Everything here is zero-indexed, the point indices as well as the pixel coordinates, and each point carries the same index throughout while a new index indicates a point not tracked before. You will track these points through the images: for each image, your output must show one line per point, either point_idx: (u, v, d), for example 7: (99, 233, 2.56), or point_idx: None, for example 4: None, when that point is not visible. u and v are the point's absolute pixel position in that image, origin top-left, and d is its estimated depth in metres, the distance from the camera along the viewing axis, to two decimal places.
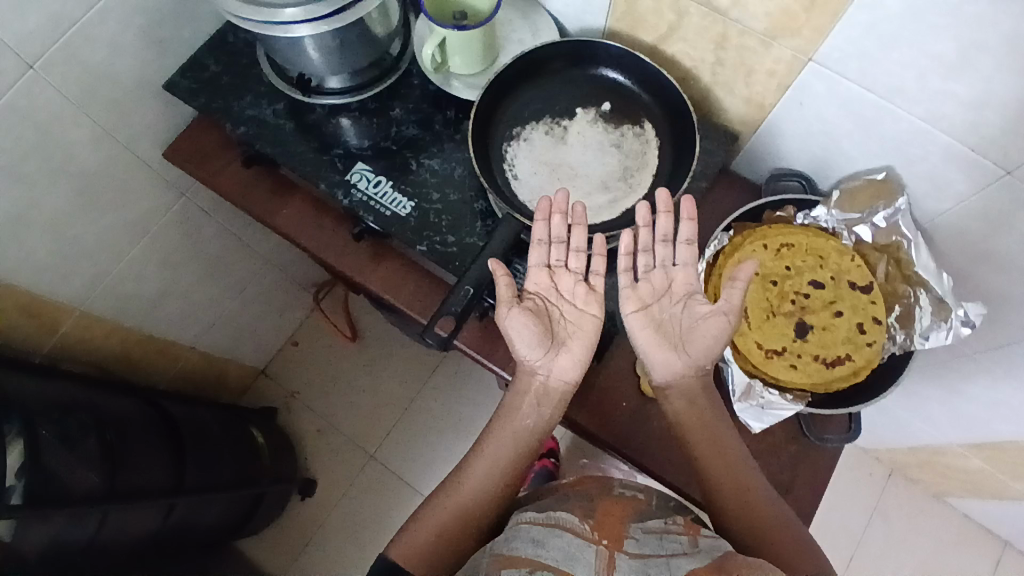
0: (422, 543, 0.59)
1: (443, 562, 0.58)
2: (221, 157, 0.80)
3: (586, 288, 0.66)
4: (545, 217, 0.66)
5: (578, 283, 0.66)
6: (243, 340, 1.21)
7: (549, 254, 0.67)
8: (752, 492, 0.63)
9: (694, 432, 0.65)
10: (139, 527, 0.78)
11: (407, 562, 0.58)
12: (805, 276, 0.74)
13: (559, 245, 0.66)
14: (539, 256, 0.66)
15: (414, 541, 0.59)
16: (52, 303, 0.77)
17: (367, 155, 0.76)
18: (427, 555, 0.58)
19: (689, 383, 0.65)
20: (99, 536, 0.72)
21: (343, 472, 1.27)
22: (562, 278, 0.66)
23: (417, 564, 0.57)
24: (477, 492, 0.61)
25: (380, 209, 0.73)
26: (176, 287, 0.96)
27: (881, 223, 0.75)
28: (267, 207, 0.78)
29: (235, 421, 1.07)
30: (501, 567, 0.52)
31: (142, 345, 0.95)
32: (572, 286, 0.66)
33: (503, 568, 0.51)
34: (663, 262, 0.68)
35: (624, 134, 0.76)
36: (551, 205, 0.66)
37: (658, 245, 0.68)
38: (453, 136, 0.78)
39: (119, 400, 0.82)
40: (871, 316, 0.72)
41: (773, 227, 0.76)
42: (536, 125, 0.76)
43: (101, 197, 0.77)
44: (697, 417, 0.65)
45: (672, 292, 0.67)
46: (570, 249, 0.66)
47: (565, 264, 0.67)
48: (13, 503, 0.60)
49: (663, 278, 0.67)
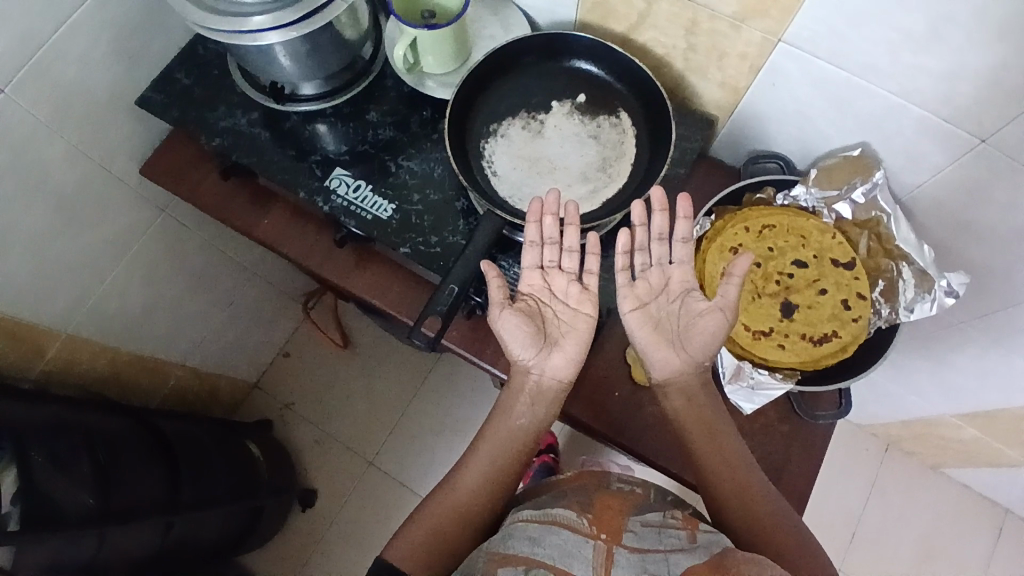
0: (418, 542, 0.59)
1: (438, 561, 0.58)
2: (199, 170, 0.80)
3: (580, 288, 0.66)
4: (538, 219, 0.66)
5: (572, 283, 0.66)
6: (235, 352, 1.21)
7: (542, 256, 0.67)
8: (747, 478, 0.63)
9: (687, 420, 0.65)
10: (137, 544, 0.79)
11: (404, 563, 0.58)
12: (789, 256, 0.74)
13: (552, 246, 0.67)
14: (531, 257, 0.67)
15: (409, 542, 0.59)
16: (39, 326, 0.78)
17: (345, 159, 0.76)
18: (423, 554, 0.58)
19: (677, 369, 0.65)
20: (99, 556, 0.74)
21: (344, 478, 1.28)
22: (555, 278, 0.67)
23: (413, 564, 0.58)
24: (470, 490, 0.62)
25: (361, 213, 0.73)
26: (163, 303, 0.97)
27: (860, 199, 0.75)
28: (248, 218, 0.79)
29: (227, 434, 1.09)
30: (496, 567, 0.53)
31: (131, 364, 0.96)
32: (565, 285, 0.67)
33: (500, 568, 0.53)
34: (658, 260, 0.68)
35: (601, 125, 0.76)
36: (543, 206, 0.66)
37: (654, 243, 0.68)
38: (430, 136, 0.78)
39: (112, 419, 0.83)
40: (855, 292, 0.72)
41: (754, 209, 0.76)
42: (512, 120, 0.76)
43: (79, 217, 0.78)
44: (687, 404, 0.65)
45: (668, 291, 0.67)
46: (562, 250, 0.67)
47: (559, 265, 0.67)
48: (12, 528, 0.61)
49: (660, 276, 0.68)
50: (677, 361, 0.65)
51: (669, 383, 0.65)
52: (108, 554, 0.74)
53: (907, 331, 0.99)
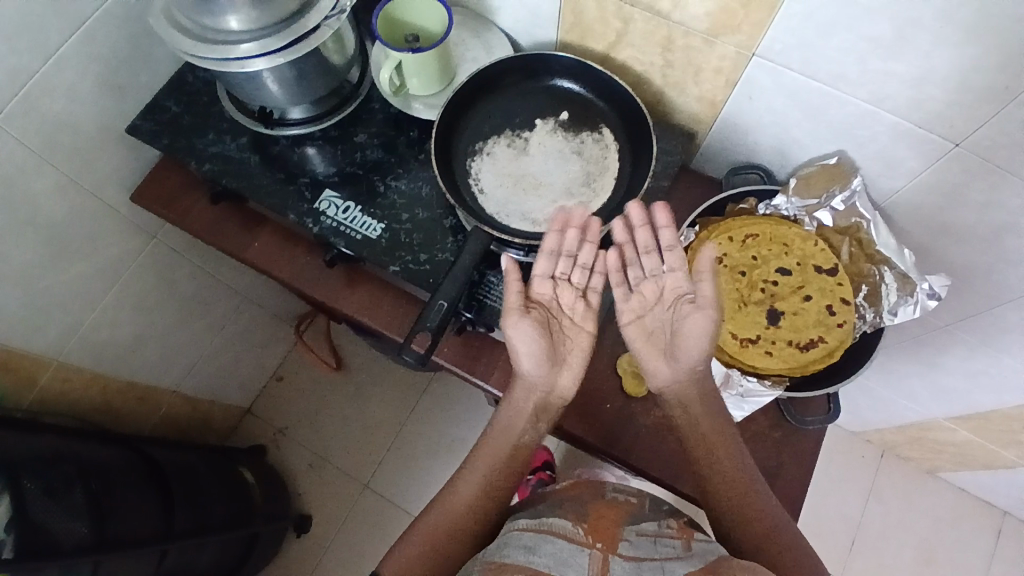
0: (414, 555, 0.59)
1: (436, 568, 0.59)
2: (188, 197, 0.81)
3: (585, 304, 0.68)
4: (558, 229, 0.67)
5: (578, 298, 0.68)
6: (228, 378, 1.21)
7: (555, 266, 0.67)
8: (749, 488, 0.64)
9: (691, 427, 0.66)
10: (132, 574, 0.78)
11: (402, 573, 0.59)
12: (772, 264, 0.76)
13: (567, 258, 0.67)
14: (545, 265, 0.67)
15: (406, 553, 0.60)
16: (30, 355, 0.78)
17: (334, 181, 0.78)
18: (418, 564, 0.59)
19: (668, 376, 0.66)
20: None
21: (340, 503, 1.27)
22: (562, 292, 0.68)
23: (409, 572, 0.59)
24: (467, 500, 0.62)
25: (350, 233, 0.75)
26: (155, 330, 0.97)
27: (839, 206, 0.77)
28: (238, 241, 0.79)
29: (221, 461, 1.08)
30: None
31: (123, 392, 0.96)
32: (572, 299, 0.68)
33: None
34: (651, 273, 0.68)
35: (584, 141, 0.77)
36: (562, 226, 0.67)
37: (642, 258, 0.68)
38: (417, 156, 0.79)
39: (103, 449, 0.82)
40: (839, 297, 0.74)
41: (737, 220, 0.78)
42: (497, 139, 0.78)
43: (70, 246, 0.78)
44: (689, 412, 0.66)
45: (660, 302, 0.68)
46: (576, 263, 0.67)
47: (568, 278, 0.68)
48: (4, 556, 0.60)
49: (653, 288, 0.68)
50: (671, 368, 0.66)
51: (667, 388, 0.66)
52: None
53: (895, 335, 1.00)
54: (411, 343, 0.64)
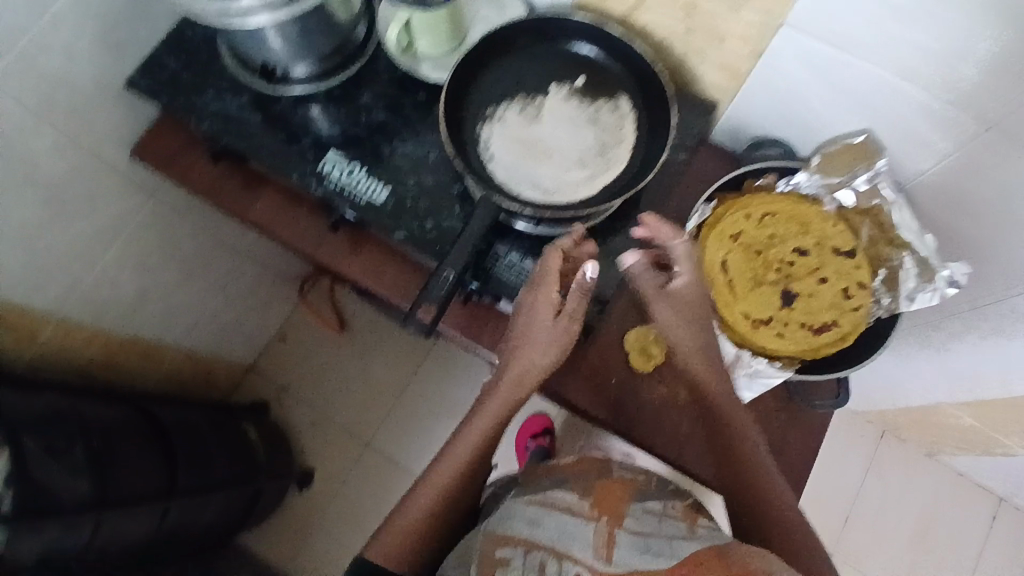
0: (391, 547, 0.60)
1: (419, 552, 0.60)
2: (188, 155, 0.79)
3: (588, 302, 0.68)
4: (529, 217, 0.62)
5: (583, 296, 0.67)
6: (231, 338, 1.21)
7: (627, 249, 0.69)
8: (755, 466, 0.64)
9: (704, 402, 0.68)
10: (136, 532, 0.79)
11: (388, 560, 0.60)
12: (790, 243, 0.73)
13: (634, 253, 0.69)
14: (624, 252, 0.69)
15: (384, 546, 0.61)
16: (30, 313, 0.77)
17: (338, 142, 0.75)
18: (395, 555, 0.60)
19: (694, 344, 0.68)
20: (94, 542, 0.72)
21: (342, 462, 1.28)
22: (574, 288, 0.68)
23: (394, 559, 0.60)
24: (447, 489, 0.63)
25: (355, 197, 0.72)
26: (156, 289, 0.96)
27: (863, 186, 0.74)
28: (241, 202, 0.77)
29: (223, 419, 1.09)
30: (495, 547, 0.55)
31: (124, 350, 0.95)
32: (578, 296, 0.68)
33: (500, 547, 0.55)
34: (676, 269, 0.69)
35: (601, 109, 0.74)
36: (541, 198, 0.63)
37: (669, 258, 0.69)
38: (424, 120, 0.76)
39: (110, 410, 0.82)
40: (856, 281, 0.72)
41: (755, 197, 0.74)
42: (509, 104, 0.74)
43: (70, 205, 0.77)
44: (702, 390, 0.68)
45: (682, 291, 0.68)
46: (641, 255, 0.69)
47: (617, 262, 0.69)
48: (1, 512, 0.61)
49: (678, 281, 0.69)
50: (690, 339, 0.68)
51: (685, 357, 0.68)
52: (108, 537, 0.74)
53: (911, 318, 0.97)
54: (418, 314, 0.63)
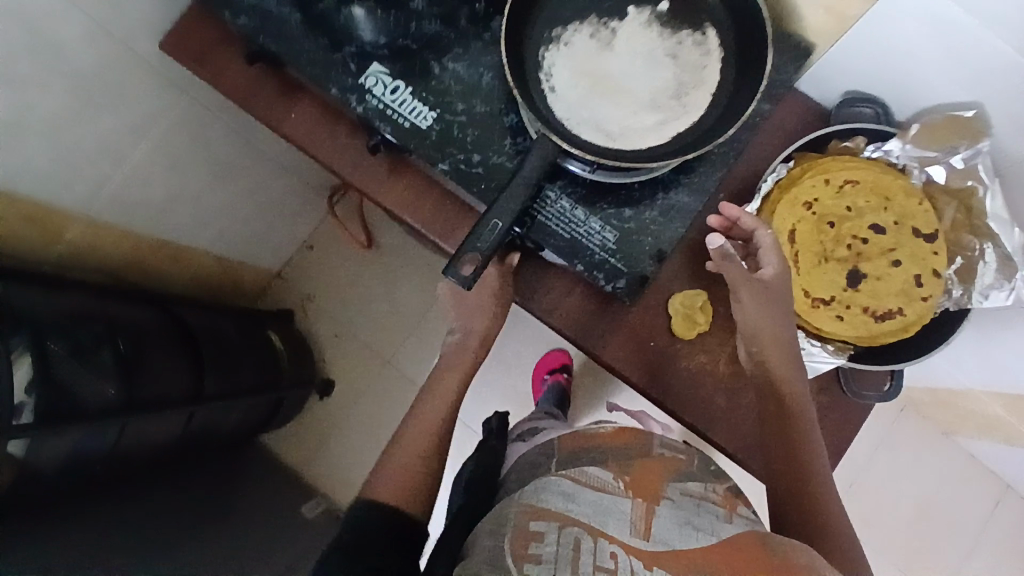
0: (394, 487, 0.66)
1: (419, 493, 0.66)
2: (221, 52, 0.72)
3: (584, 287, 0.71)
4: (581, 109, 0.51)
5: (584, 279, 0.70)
6: (259, 245, 1.18)
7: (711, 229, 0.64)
8: (814, 472, 0.63)
9: (769, 404, 0.65)
10: (161, 433, 0.81)
11: (394, 496, 0.64)
12: (867, 218, 0.66)
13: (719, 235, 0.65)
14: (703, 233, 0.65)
15: (386, 485, 0.66)
16: (58, 209, 0.75)
17: (383, 54, 0.67)
18: (400, 492, 0.65)
19: (769, 342, 0.64)
20: (120, 441, 0.74)
21: (362, 375, 1.30)
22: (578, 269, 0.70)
23: (397, 495, 0.65)
24: (430, 435, 0.70)
25: (399, 119, 0.66)
26: (186, 191, 0.93)
27: (959, 164, 0.67)
28: (276, 110, 0.72)
29: (250, 325, 1.09)
30: (530, 520, 0.56)
31: (153, 251, 0.94)
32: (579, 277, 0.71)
33: (533, 522, 0.55)
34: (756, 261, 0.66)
35: (682, 43, 0.65)
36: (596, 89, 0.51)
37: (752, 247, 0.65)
38: (481, 35, 0.68)
39: (134, 308, 0.83)
40: (930, 268, 0.65)
41: (838, 160, 0.67)
42: (579, 26, 0.65)
43: (99, 100, 0.72)
44: (773, 393, 0.64)
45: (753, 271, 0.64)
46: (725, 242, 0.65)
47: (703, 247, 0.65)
48: (25, 420, 0.60)
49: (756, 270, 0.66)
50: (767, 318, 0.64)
51: (762, 354, 0.64)
52: (135, 437, 0.76)
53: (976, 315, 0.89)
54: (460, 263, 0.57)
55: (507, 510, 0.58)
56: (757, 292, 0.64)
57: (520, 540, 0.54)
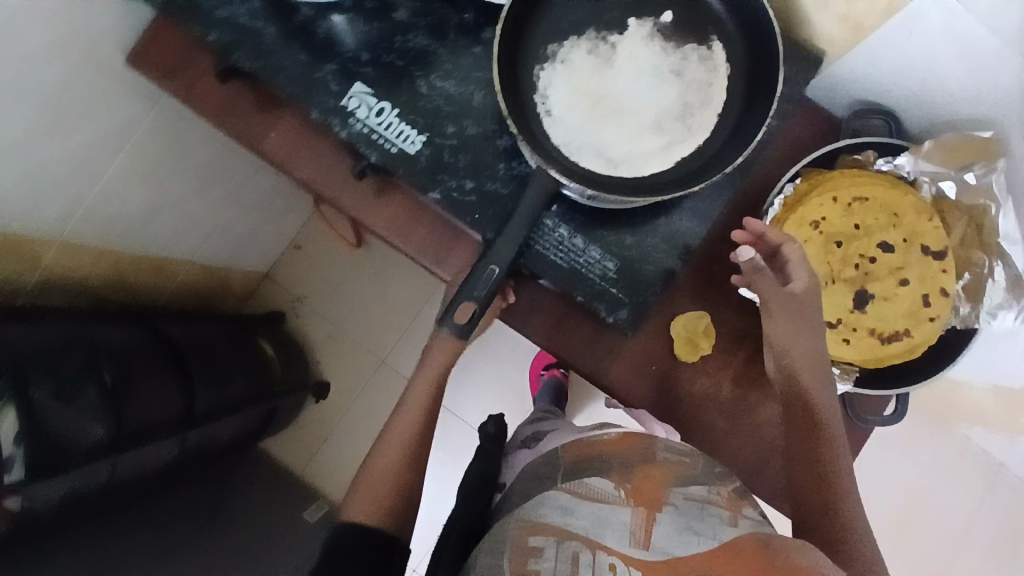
0: (370, 502, 0.63)
1: (393, 511, 0.62)
2: (194, 66, 0.67)
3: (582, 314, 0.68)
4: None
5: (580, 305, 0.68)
6: (245, 248, 1.15)
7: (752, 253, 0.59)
8: (839, 489, 0.58)
9: (792, 418, 0.61)
10: (156, 458, 0.80)
11: (365, 512, 0.62)
12: (875, 236, 0.64)
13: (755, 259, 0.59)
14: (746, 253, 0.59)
15: (360, 501, 0.63)
16: (31, 235, 0.71)
17: (367, 72, 0.63)
18: (374, 508, 0.62)
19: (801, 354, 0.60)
20: (116, 474, 0.73)
21: (356, 375, 1.28)
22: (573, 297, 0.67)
23: (368, 511, 0.62)
24: (406, 448, 0.65)
25: (385, 144, 0.63)
26: (166, 201, 0.89)
27: (971, 180, 0.64)
28: (253, 127, 0.67)
29: (237, 334, 1.06)
30: (526, 535, 0.54)
31: (135, 263, 0.90)
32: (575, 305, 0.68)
33: (530, 537, 0.54)
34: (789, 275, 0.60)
35: (687, 58, 0.61)
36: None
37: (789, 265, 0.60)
38: (471, 48, 0.64)
39: (117, 331, 0.81)
40: (939, 287, 0.63)
41: (848, 175, 0.64)
42: (577, 41, 0.61)
43: (67, 118, 0.68)
44: (797, 407, 0.60)
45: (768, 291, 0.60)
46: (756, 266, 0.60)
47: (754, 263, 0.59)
48: (16, 477, 0.60)
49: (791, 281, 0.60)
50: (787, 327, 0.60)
51: (791, 368, 0.60)
52: (124, 470, 0.74)
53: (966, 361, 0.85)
54: (454, 314, 0.56)
55: (508, 524, 0.57)
56: (787, 308, 0.59)
57: (518, 556, 0.53)
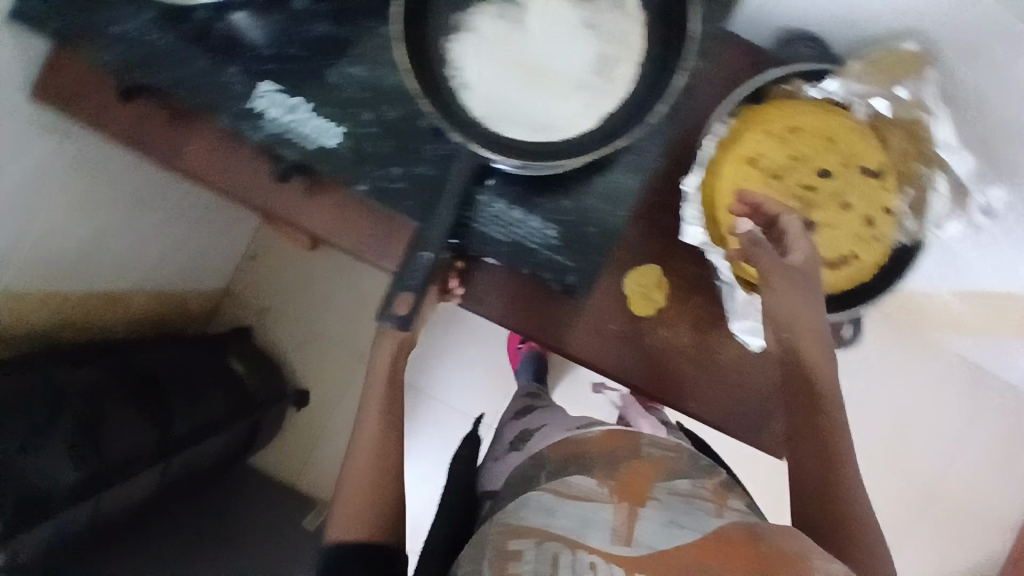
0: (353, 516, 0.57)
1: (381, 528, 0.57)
2: (95, 91, 0.64)
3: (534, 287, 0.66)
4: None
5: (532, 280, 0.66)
6: (201, 264, 1.12)
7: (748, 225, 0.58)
8: (838, 467, 0.53)
9: (796, 394, 0.55)
10: (137, 489, 0.80)
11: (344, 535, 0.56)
12: (813, 164, 0.63)
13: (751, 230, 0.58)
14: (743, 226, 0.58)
15: (346, 520, 0.57)
16: None
17: (272, 69, 0.60)
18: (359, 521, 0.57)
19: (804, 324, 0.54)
20: (93, 513, 0.73)
21: (336, 378, 1.25)
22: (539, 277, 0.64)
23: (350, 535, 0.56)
24: (381, 459, 0.60)
25: (302, 141, 0.60)
26: (109, 228, 0.85)
27: (903, 95, 0.63)
28: (166, 145, 0.64)
29: (207, 352, 1.05)
30: (507, 540, 0.52)
31: (85, 299, 0.88)
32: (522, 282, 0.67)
33: (510, 541, 0.51)
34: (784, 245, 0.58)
35: (602, 7, 0.58)
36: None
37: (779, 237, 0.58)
38: (380, 30, 0.61)
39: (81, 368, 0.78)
40: (881, 206, 0.63)
41: (777, 106, 0.63)
42: (484, 7, 0.59)
43: None
44: (801, 381, 0.54)
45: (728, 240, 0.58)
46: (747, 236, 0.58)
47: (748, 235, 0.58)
48: None
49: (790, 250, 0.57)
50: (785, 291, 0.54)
51: (793, 342, 0.54)
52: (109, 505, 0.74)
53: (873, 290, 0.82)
54: (392, 307, 0.56)
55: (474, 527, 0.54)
56: (788, 279, 0.54)
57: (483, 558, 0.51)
